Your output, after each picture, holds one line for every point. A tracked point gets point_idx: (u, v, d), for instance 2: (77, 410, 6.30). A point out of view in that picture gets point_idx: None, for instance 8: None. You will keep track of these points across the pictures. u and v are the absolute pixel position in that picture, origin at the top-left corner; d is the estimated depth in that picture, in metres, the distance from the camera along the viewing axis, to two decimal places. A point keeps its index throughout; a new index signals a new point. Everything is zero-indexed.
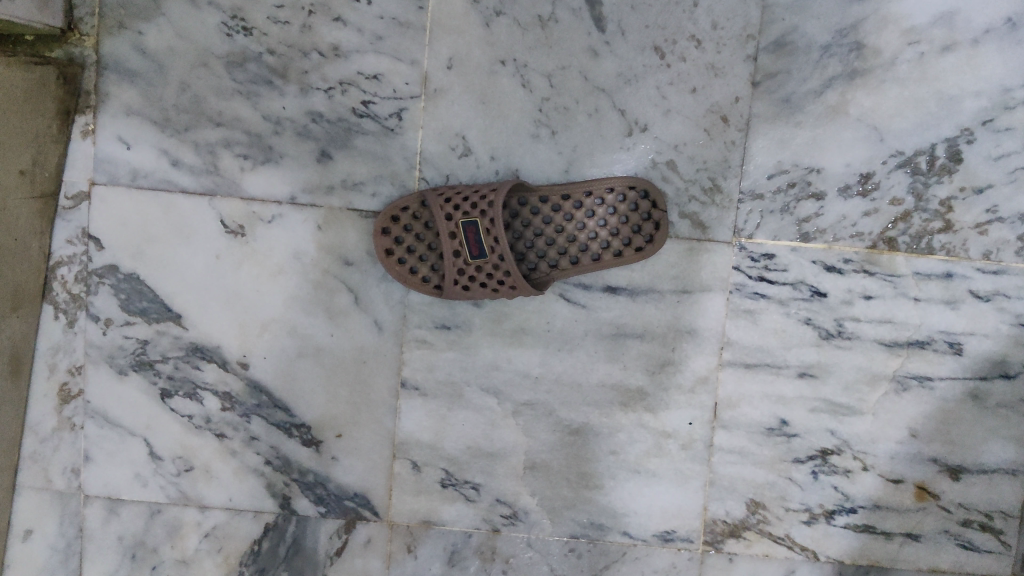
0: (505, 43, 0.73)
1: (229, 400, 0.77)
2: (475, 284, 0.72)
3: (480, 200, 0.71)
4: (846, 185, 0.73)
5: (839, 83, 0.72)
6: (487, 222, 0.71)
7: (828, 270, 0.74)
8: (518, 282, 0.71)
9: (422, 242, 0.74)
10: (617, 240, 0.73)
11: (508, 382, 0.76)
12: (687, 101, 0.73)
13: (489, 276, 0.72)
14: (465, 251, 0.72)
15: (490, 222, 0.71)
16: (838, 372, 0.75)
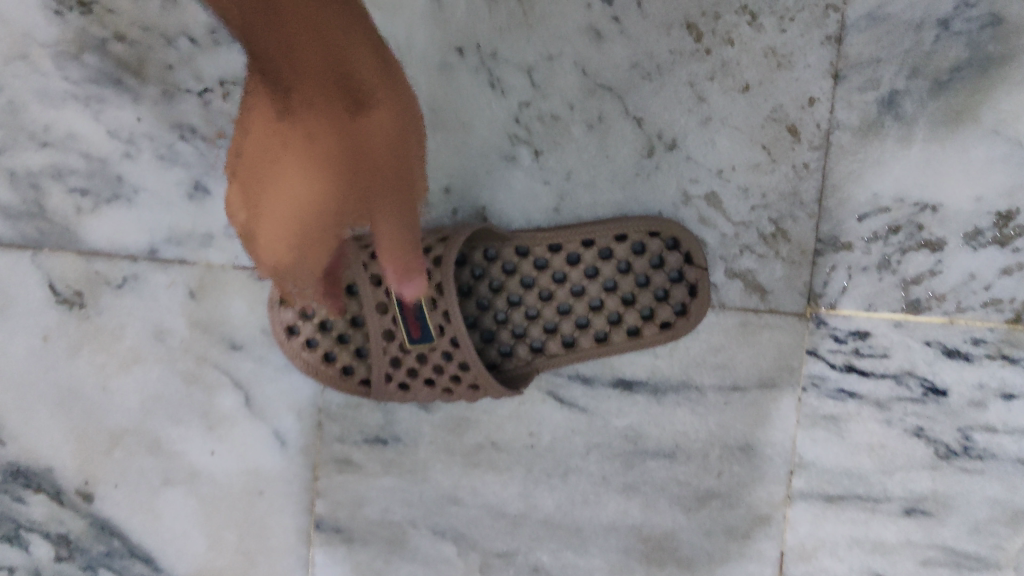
0: (464, 21, 0.49)
1: (65, 547, 0.52)
2: (417, 381, 0.48)
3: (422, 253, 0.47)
4: (976, 230, 0.49)
5: (967, 77, 0.48)
6: (431, 287, 0.47)
7: (949, 356, 0.50)
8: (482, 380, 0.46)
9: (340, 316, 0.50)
10: (634, 312, 0.49)
11: (473, 523, 0.51)
12: (737, 104, 0.49)
13: (438, 369, 0.48)
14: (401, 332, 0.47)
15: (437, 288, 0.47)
16: (963, 508, 0.50)
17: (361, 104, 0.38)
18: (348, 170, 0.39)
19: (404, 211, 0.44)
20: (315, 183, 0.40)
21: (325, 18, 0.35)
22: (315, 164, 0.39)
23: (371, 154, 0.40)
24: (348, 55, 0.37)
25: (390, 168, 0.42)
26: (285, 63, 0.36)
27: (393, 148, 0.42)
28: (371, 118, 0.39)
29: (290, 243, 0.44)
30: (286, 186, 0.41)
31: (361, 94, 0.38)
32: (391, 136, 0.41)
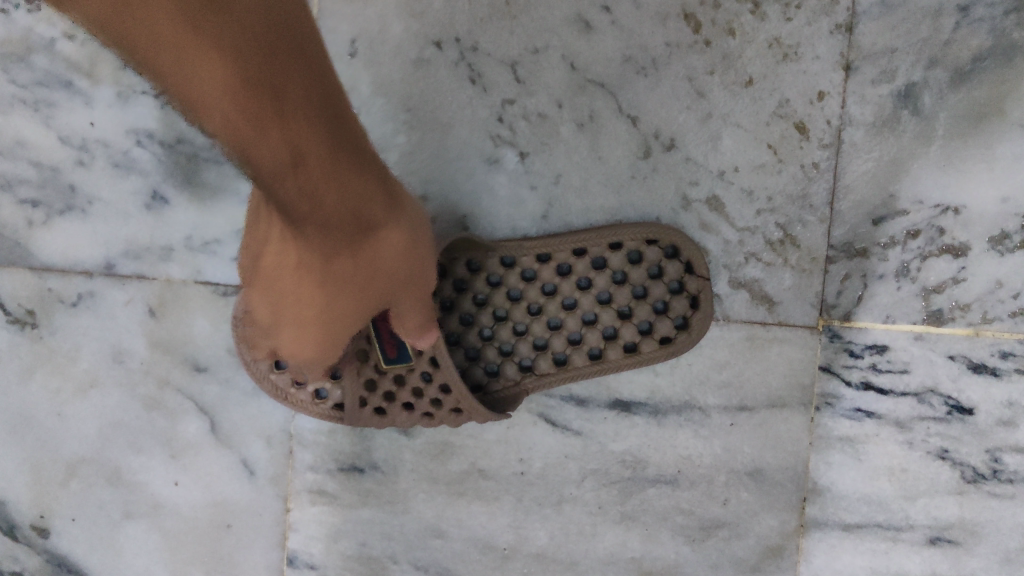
0: (441, 12, 0.45)
1: None
2: (395, 405, 0.44)
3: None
4: (1003, 233, 0.45)
5: (991, 68, 0.44)
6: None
7: (975, 371, 0.46)
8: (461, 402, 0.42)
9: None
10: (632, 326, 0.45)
11: (458, 557, 0.47)
12: (739, 99, 0.45)
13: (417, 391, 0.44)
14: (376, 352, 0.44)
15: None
16: (993, 537, 0.46)
17: (380, 207, 0.33)
18: (365, 269, 0.34)
19: (422, 299, 0.39)
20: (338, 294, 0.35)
21: (357, 151, 0.29)
22: (335, 270, 0.33)
23: (377, 260, 0.34)
24: (366, 178, 0.31)
25: (406, 269, 0.36)
26: (311, 215, 0.29)
27: (412, 252, 0.36)
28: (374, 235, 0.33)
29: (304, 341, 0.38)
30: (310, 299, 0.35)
31: (374, 208, 0.33)
32: (408, 231, 0.36)
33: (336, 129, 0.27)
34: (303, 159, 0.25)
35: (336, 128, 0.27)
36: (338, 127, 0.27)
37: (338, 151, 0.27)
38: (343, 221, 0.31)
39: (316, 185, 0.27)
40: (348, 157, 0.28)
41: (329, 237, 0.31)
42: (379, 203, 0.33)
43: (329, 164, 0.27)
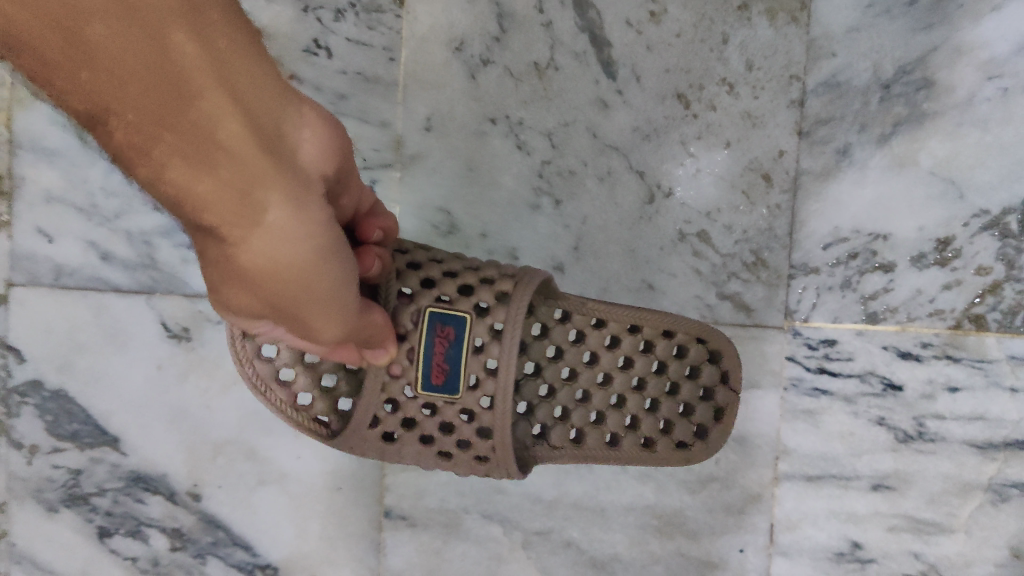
0: (495, 98, 0.60)
1: (179, 538, 0.64)
2: (408, 431, 0.51)
3: (482, 286, 0.50)
4: (921, 253, 0.60)
5: (906, 130, 0.59)
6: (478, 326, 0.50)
7: (903, 357, 0.60)
8: (495, 455, 0.51)
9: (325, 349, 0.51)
10: (649, 414, 0.55)
11: (514, 508, 0.63)
12: (720, 158, 0.60)
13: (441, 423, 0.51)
14: (419, 372, 0.49)
15: (485, 331, 0.50)
16: (920, 482, 0.61)
17: (234, 207, 0.33)
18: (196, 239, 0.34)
19: (303, 300, 0.39)
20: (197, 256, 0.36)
21: (126, 154, 0.31)
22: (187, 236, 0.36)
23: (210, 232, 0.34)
24: (192, 180, 0.32)
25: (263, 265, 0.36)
26: (136, 179, 0.33)
27: (268, 253, 0.35)
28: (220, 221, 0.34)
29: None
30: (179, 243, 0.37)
31: (226, 210, 0.33)
32: (297, 261, 0.37)
33: (166, 116, 0.30)
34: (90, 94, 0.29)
35: (156, 104, 0.30)
36: (165, 123, 0.30)
37: (149, 98, 0.30)
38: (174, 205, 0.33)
39: (115, 140, 0.31)
40: (188, 161, 0.31)
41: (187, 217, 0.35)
42: (233, 204, 0.33)
43: (137, 130, 0.30)
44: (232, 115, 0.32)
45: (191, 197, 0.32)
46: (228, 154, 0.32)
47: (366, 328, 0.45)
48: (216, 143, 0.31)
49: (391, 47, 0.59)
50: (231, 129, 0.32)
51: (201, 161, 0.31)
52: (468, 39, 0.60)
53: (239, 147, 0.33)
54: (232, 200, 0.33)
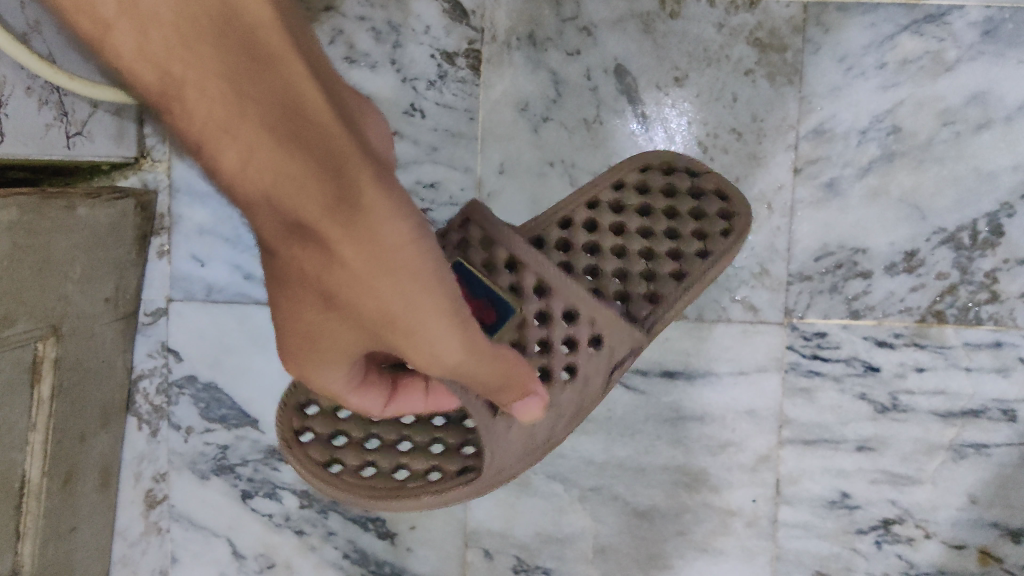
0: (554, 146, 0.76)
1: (307, 498, 0.81)
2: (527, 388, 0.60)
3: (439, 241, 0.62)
4: (892, 262, 0.76)
5: (879, 165, 0.75)
6: (476, 260, 0.61)
7: (880, 345, 0.76)
8: (600, 319, 0.61)
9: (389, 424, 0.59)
10: (668, 239, 0.65)
11: (573, 469, 0.80)
12: (732, 191, 0.76)
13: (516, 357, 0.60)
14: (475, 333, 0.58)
15: (483, 257, 0.61)
16: (895, 444, 0.77)
17: (344, 218, 0.34)
18: (336, 299, 0.38)
19: (420, 324, 0.41)
20: (321, 315, 0.41)
21: (212, 142, 0.30)
22: (305, 295, 0.39)
23: (347, 291, 0.38)
24: (290, 182, 0.31)
25: (397, 318, 0.40)
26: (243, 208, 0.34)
27: (411, 298, 0.39)
28: (330, 245, 0.34)
29: (292, 327, 0.43)
30: (291, 312, 0.41)
31: (331, 218, 0.33)
32: (430, 284, 0.40)
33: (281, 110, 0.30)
34: (165, 71, 0.28)
35: (256, 96, 0.29)
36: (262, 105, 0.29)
37: (230, 79, 0.29)
38: (310, 278, 0.37)
39: (200, 126, 0.29)
40: (285, 142, 0.30)
41: (295, 264, 0.36)
42: (342, 217, 0.34)
43: (229, 116, 0.29)
44: (312, 83, 0.31)
45: (287, 198, 0.31)
46: (322, 134, 0.32)
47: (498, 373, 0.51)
48: (346, 151, 0.33)
49: (471, 109, 0.77)
50: (323, 109, 0.31)
51: (297, 147, 0.30)
52: (532, 102, 0.76)
53: (323, 121, 0.31)
54: (365, 229, 0.35)
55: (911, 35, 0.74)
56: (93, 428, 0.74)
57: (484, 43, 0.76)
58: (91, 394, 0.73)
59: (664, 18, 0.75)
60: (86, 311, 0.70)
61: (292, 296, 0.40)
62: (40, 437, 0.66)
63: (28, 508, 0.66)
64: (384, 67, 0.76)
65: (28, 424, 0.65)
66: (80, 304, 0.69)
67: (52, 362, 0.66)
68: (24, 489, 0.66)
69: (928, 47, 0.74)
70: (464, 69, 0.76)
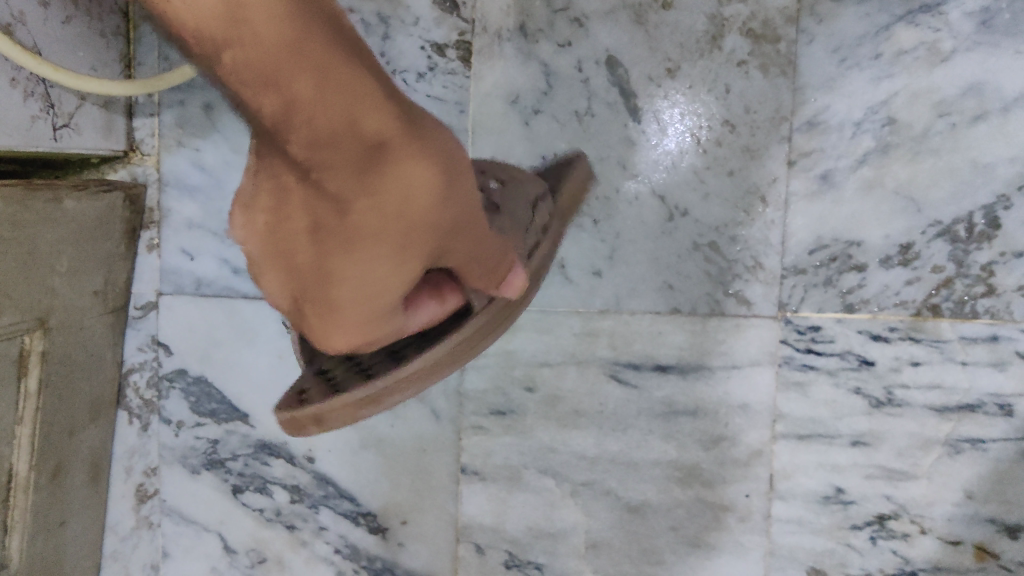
0: (545, 139, 0.76)
1: (297, 493, 0.81)
2: None
3: None
4: (887, 255, 0.75)
5: (874, 158, 0.74)
6: None
7: (874, 339, 0.76)
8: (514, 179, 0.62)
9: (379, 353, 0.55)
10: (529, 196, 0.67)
11: (565, 463, 0.79)
12: (725, 183, 0.75)
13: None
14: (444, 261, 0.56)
15: None
16: (891, 439, 0.76)
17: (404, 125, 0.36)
18: (412, 230, 0.40)
19: (460, 224, 0.43)
20: (392, 268, 0.40)
21: (295, 88, 0.30)
22: (383, 245, 0.39)
23: (415, 212, 0.39)
24: (369, 92, 0.33)
25: (453, 222, 0.42)
26: (320, 163, 0.34)
27: (458, 199, 0.42)
28: (393, 159, 0.36)
29: (352, 301, 0.41)
30: (355, 278, 0.40)
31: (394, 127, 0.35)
32: (465, 182, 0.42)
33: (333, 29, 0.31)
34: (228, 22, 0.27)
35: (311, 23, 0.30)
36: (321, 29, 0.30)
37: (299, 12, 0.29)
38: (383, 217, 0.38)
39: (273, 74, 0.29)
40: (348, 56, 0.31)
41: (368, 204, 0.37)
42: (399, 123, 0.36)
43: (310, 47, 0.29)
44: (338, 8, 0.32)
45: (364, 115, 0.33)
46: (363, 40, 0.34)
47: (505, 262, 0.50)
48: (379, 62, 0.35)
49: (461, 101, 0.77)
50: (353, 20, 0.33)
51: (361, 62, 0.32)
52: (522, 94, 0.76)
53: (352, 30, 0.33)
54: (414, 133, 0.37)
55: (907, 25, 0.73)
56: (83, 422, 0.74)
57: (475, 35, 0.76)
58: (79, 388, 0.72)
59: (656, 9, 0.74)
60: (75, 304, 0.70)
61: (365, 259, 0.39)
62: (27, 431, 0.66)
63: (15, 502, 0.66)
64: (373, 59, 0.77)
65: (14, 418, 0.65)
66: (69, 297, 0.69)
67: (39, 355, 0.66)
68: (12, 483, 0.65)
69: (923, 37, 0.72)
70: (455, 61, 0.77)
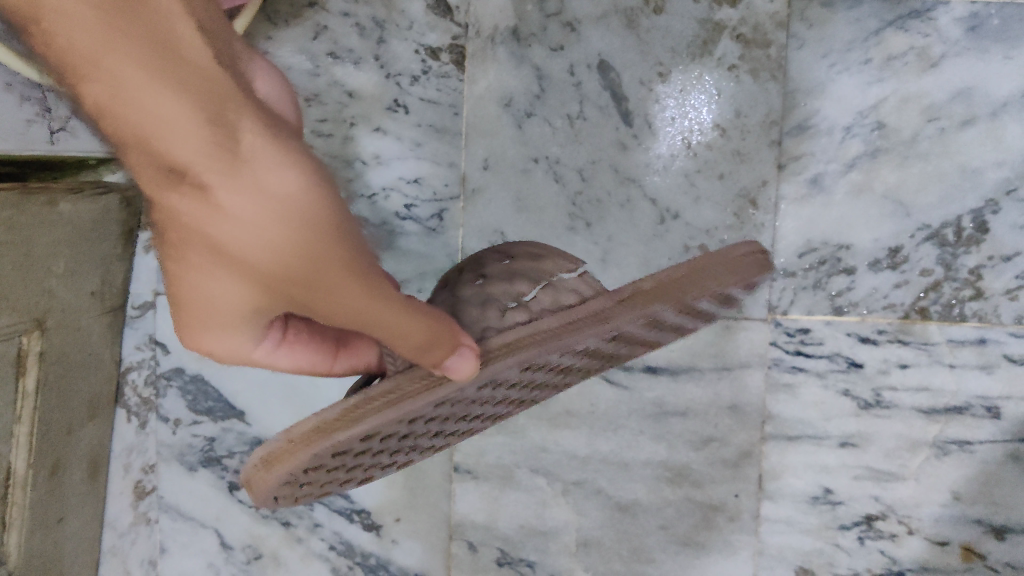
0: (537, 142, 0.77)
1: None
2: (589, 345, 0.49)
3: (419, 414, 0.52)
4: (876, 259, 0.75)
5: (863, 162, 0.75)
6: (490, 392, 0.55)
7: (863, 342, 0.76)
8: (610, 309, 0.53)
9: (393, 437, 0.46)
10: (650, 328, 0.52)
11: (556, 463, 0.80)
12: (715, 187, 0.76)
13: (529, 401, 0.55)
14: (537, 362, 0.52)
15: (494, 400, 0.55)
16: (879, 440, 0.77)
17: (222, 148, 0.27)
18: (269, 284, 0.32)
19: (329, 291, 0.32)
20: (236, 289, 0.34)
21: (72, 70, 0.24)
22: (215, 269, 0.32)
23: (248, 254, 0.30)
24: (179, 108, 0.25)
25: (299, 281, 0.31)
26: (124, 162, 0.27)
27: (312, 255, 0.30)
28: (216, 198, 0.28)
29: (204, 303, 0.37)
30: (199, 286, 0.35)
31: (215, 166, 0.27)
32: (337, 253, 0.31)
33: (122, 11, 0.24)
34: None
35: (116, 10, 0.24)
36: (117, 18, 0.24)
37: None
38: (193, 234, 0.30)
39: (59, 56, 0.24)
40: (151, 63, 0.25)
41: (187, 228, 0.29)
42: (224, 158, 0.27)
43: (101, 44, 0.24)
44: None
45: (160, 141, 0.26)
46: (186, 42, 0.26)
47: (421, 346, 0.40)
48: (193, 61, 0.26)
49: (455, 104, 0.78)
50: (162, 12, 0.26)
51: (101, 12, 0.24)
52: (515, 97, 0.77)
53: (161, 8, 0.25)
54: (245, 165, 0.27)
55: (897, 30, 0.73)
56: (81, 421, 0.75)
57: (468, 39, 0.77)
58: (77, 386, 0.74)
59: (648, 13, 0.75)
60: (72, 306, 0.71)
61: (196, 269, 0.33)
62: (26, 430, 0.67)
63: (13, 499, 0.67)
64: (368, 63, 0.78)
65: (13, 417, 0.65)
66: (65, 298, 0.70)
67: (36, 355, 0.67)
68: (9, 481, 0.66)
69: (913, 42, 0.73)
70: (448, 65, 0.78)
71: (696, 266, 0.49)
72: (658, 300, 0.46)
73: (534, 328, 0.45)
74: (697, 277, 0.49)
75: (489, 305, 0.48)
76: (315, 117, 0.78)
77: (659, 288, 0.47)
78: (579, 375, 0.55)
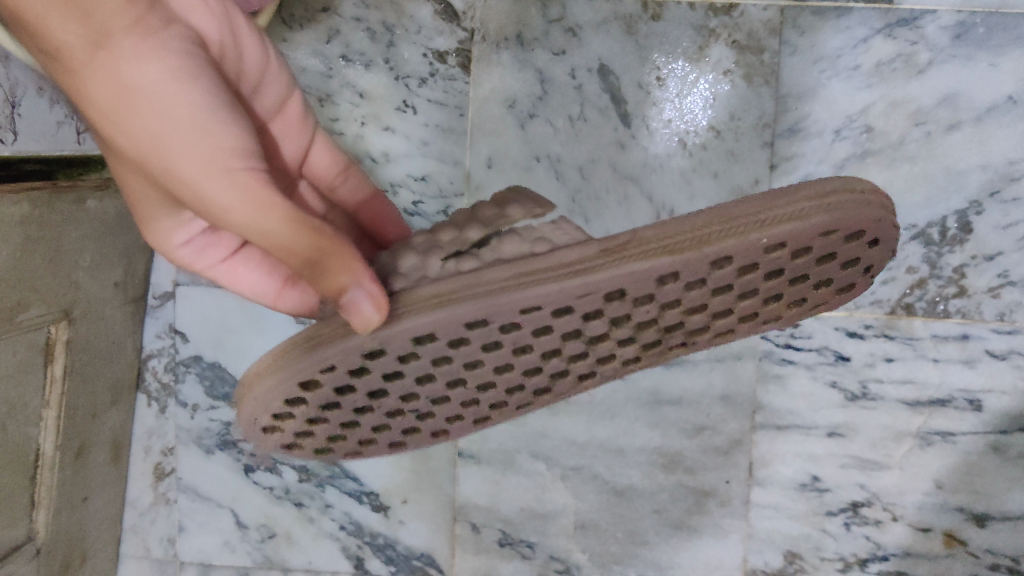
0: (540, 142, 0.80)
1: (305, 472, 0.86)
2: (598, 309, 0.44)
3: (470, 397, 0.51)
4: None
5: (852, 163, 0.78)
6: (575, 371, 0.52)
7: (850, 336, 0.79)
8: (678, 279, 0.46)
9: (361, 391, 0.47)
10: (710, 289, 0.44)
11: (555, 448, 0.84)
12: (710, 186, 0.79)
13: (579, 374, 0.50)
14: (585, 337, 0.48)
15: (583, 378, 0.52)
16: (865, 430, 0.81)
17: (83, 36, 0.43)
18: (154, 160, 0.45)
19: (187, 166, 0.44)
20: (140, 179, 0.51)
21: None
22: (130, 153, 0.47)
23: (150, 146, 0.45)
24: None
25: (172, 160, 0.44)
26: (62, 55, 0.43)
27: (186, 147, 0.44)
28: (94, 83, 0.44)
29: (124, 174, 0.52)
30: (130, 174, 0.51)
31: (87, 54, 0.43)
32: (224, 146, 0.44)
33: None
34: None
35: None
36: None
37: None
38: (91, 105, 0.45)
39: None
40: None
41: (105, 110, 0.45)
42: (90, 48, 0.43)
43: None
44: None
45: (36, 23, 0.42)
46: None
47: (310, 263, 0.42)
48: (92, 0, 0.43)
49: (461, 105, 0.81)
50: None
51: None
52: (518, 99, 0.80)
53: None
54: (121, 62, 0.43)
55: (885, 38, 0.76)
56: (105, 405, 0.79)
57: (474, 43, 0.80)
58: (102, 373, 0.78)
59: (646, 19, 0.78)
60: (98, 297, 0.75)
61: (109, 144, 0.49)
62: (53, 414, 0.71)
63: (42, 479, 0.71)
64: (378, 65, 0.81)
65: (41, 402, 0.70)
66: (91, 289, 0.74)
67: (64, 344, 0.71)
68: (38, 462, 0.71)
69: (900, 49, 0.76)
70: (455, 67, 0.81)
71: (732, 214, 0.41)
72: (660, 252, 0.41)
73: (477, 278, 0.42)
74: (728, 227, 0.41)
75: (432, 254, 0.45)
76: (327, 116, 0.82)
77: (662, 240, 0.41)
78: (633, 350, 0.49)
